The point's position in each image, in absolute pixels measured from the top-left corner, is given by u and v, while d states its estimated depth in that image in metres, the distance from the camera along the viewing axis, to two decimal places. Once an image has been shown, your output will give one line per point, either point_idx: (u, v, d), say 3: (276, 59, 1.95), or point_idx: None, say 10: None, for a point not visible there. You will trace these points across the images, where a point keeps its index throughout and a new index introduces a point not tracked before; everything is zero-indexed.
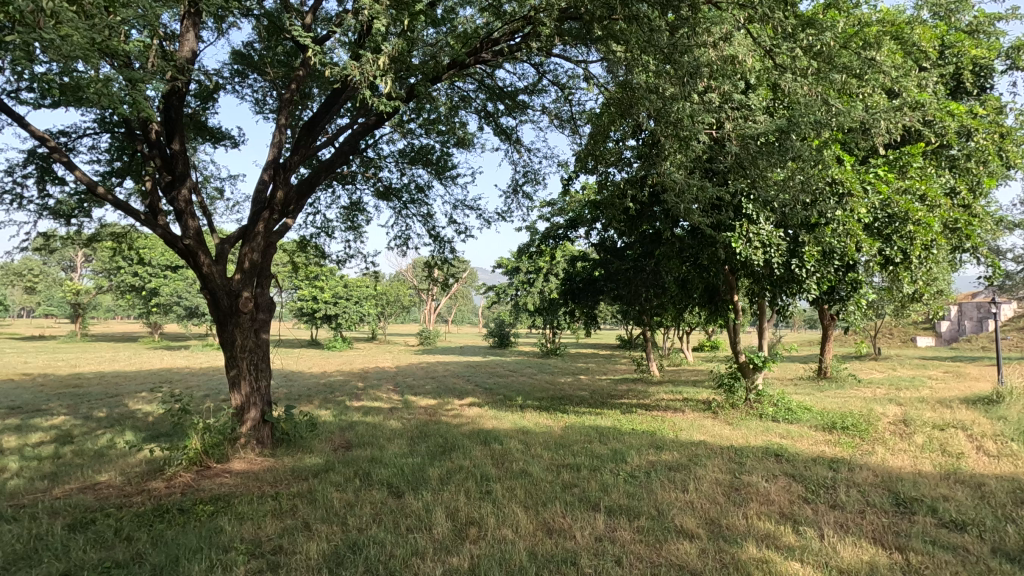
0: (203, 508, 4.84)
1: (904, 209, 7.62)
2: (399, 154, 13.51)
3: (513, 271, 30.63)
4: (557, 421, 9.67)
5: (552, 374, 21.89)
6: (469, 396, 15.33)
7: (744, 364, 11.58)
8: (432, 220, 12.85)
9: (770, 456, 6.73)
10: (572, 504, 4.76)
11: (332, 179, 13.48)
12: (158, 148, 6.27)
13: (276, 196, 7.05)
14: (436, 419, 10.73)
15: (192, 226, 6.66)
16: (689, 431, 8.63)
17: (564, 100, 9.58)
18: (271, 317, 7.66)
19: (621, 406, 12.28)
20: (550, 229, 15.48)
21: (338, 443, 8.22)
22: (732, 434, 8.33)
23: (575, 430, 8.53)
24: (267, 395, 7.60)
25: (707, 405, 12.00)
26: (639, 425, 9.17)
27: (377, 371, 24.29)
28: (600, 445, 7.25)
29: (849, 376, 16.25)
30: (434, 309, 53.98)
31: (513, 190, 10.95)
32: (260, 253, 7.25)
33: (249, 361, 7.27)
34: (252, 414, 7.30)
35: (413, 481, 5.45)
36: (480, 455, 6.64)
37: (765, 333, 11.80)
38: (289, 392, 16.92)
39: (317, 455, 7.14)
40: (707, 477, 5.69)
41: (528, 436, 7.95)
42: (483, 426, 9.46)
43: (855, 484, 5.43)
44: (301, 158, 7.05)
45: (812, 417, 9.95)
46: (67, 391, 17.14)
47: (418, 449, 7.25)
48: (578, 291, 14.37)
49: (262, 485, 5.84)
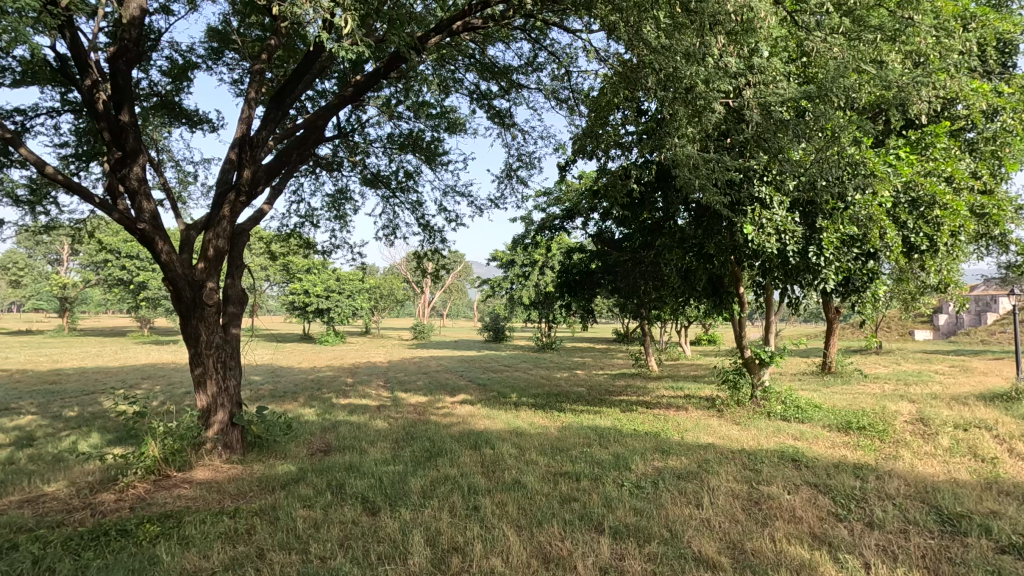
0: (146, 530, 4.20)
1: (930, 191, 7.00)
2: (388, 139, 12.84)
3: (509, 264, 29.97)
4: (554, 421, 9.06)
5: (548, 369, 21.28)
6: (462, 392, 14.70)
7: (750, 360, 11.03)
8: (422, 208, 12.20)
9: (788, 462, 6.14)
10: (572, 524, 4.15)
11: (316, 165, 12.79)
12: (106, 119, 5.56)
13: (243, 175, 6.19)
14: (425, 419, 10.10)
15: (148, 208, 5.93)
16: (695, 432, 8.05)
17: (562, 78, 8.92)
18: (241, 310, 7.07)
19: (621, 403, 11.66)
20: (546, 219, 14.83)
21: (316, 447, 7.57)
22: (741, 436, 7.75)
23: (574, 431, 7.92)
24: (237, 395, 6.96)
25: (710, 403, 11.43)
26: (641, 426, 8.56)
27: (368, 366, 23.67)
28: (600, 449, 6.65)
29: (855, 371, 15.76)
30: (429, 304, 53.35)
31: (507, 174, 10.30)
32: (225, 239, 6.51)
33: (215, 359, 6.62)
34: (219, 417, 6.66)
35: (392, 495, 4.83)
36: (469, 462, 6.02)
37: (772, 329, 11.20)
38: (274, 389, 16.24)
39: (290, 462, 6.50)
40: (722, 488, 5.09)
41: (522, 439, 7.32)
42: (474, 426, 8.83)
43: (887, 496, 4.85)
44: (271, 133, 6.32)
45: (823, 416, 9.38)
46: (41, 389, 16.37)
47: (402, 455, 6.61)
48: (575, 284, 13.73)
49: (223, 498, 5.21)
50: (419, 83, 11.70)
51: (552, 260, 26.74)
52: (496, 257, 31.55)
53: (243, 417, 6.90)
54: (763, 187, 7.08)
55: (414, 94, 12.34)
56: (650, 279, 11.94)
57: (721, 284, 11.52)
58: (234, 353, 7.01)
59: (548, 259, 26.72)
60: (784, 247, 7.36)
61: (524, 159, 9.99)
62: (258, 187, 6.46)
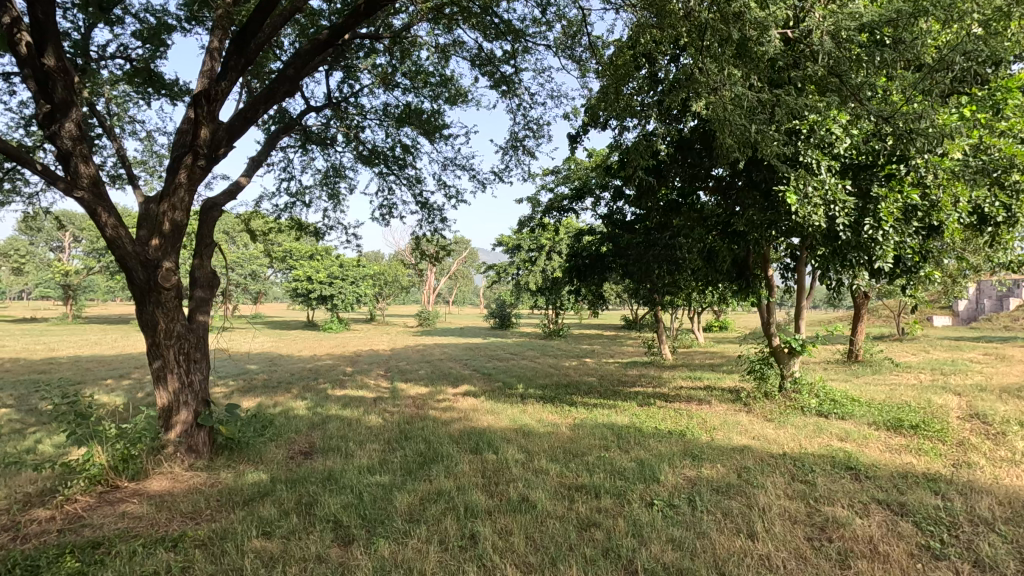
0: (57, 567, 3.34)
1: (1006, 153, 6.00)
2: (384, 111, 11.86)
3: (514, 249, 28.95)
4: (565, 417, 8.16)
5: (557, 357, 20.38)
6: (466, 383, 13.87)
7: (778, 348, 10.11)
8: (420, 185, 11.26)
9: (845, 472, 5.20)
10: (596, 563, 3.25)
11: (307, 140, 11.88)
12: (30, 65, 4.65)
13: (200, 134, 5.23)
14: (422, 415, 9.22)
15: (88, 171, 5.02)
16: (725, 431, 7.15)
17: (577, 32, 7.88)
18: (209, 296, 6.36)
19: (636, 395, 10.76)
20: (554, 200, 13.92)
21: (297, 449, 6.69)
22: (778, 436, 6.85)
23: (588, 431, 7.01)
24: (204, 391, 6.10)
25: (734, 396, 10.49)
26: (663, 423, 7.65)
27: (370, 355, 22.93)
28: (621, 455, 5.74)
29: (884, 359, 14.79)
30: (434, 291, 52.54)
31: (513, 144, 9.31)
32: (185, 212, 5.61)
33: (177, 350, 5.76)
34: (182, 416, 5.79)
35: (372, 518, 3.95)
36: (468, 471, 5.11)
37: (803, 315, 10.21)
38: (270, 378, 15.48)
39: (262, 469, 5.62)
40: (774, 508, 4.17)
41: (529, 441, 6.42)
42: (476, 424, 7.93)
43: (983, 521, 3.92)
44: (233, 85, 5.34)
45: (865, 411, 8.44)
46: (28, 379, 15.72)
47: (390, 461, 5.71)
48: (585, 269, 12.78)
49: (173, 518, 4.35)
50: (416, 47, 10.66)
51: (559, 244, 25.74)
52: (501, 242, 30.57)
53: (211, 416, 6.04)
54: (810, 150, 6.14)
55: (411, 60, 11.31)
56: (664, 263, 10.60)
57: (745, 266, 10.55)
58: (201, 345, 6.15)
59: (556, 243, 25.73)
60: (833, 221, 6.40)
61: (532, 128, 9.01)
62: (220, 149, 5.52)
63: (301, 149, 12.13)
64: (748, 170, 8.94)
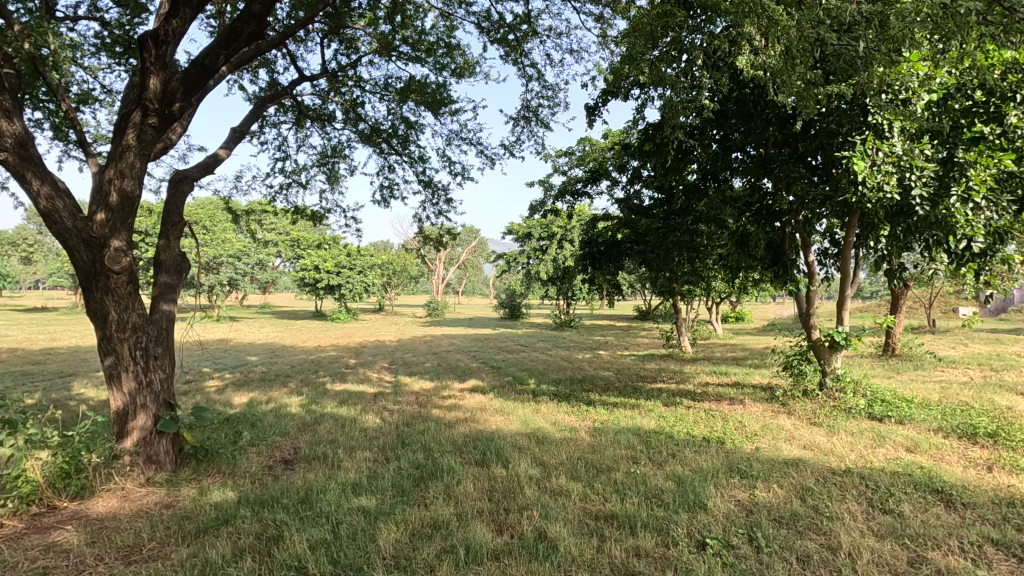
0: None
1: None
2: (385, 84, 10.92)
3: (525, 238, 27.88)
4: (584, 420, 7.24)
5: (570, 349, 19.47)
6: (474, 377, 13.02)
7: (817, 342, 9.14)
8: (423, 163, 10.36)
9: (933, 497, 4.24)
10: None
11: (302, 117, 11.01)
12: None
13: (149, 85, 4.31)
14: (425, 414, 8.36)
15: (11, 130, 4.19)
16: (770, 439, 6.20)
17: None
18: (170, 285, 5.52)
19: (659, 393, 9.84)
20: (567, 184, 13.01)
21: (277, 458, 5.85)
22: (833, 445, 5.91)
23: (611, 438, 6.10)
24: (167, 392, 5.25)
25: (768, 394, 9.51)
26: (696, 428, 6.72)
27: (375, 346, 22.11)
28: (654, 471, 4.84)
29: (923, 353, 13.72)
30: (442, 281, 51.68)
31: (525, 114, 8.36)
32: (137, 181, 4.71)
33: (133, 344, 4.92)
34: (139, 422, 4.95)
35: (344, 565, 3.08)
36: (472, 493, 4.24)
37: (846, 305, 9.17)
38: (268, 371, 14.72)
39: (230, 485, 4.78)
40: (866, 552, 3.25)
41: (544, 451, 5.51)
42: (483, 426, 7.05)
43: None
44: (186, 23, 4.35)
45: (925, 413, 7.44)
46: (17, 370, 15.06)
47: (381, 476, 4.84)
48: (601, 256, 11.83)
49: (105, 555, 3.51)
50: (419, 10, 9.69)
51: (571, 232, 24.80)
52: (511, 230, 29.57)
53: (176, 421, 5.19)
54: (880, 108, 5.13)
55: (413, 27, 10.35)
56: (684, 251, 10.56)
57: (780, 252, 9.47)
58: (163, 338, 5.30)
59: (568, 231, 24.80)
60: (908, 194, 5.39)
61: (548, 96, 8.07)
62: (176, 104, 4.56)
63: (297, 127, 11.28)
64: (791, 141, 7.95)
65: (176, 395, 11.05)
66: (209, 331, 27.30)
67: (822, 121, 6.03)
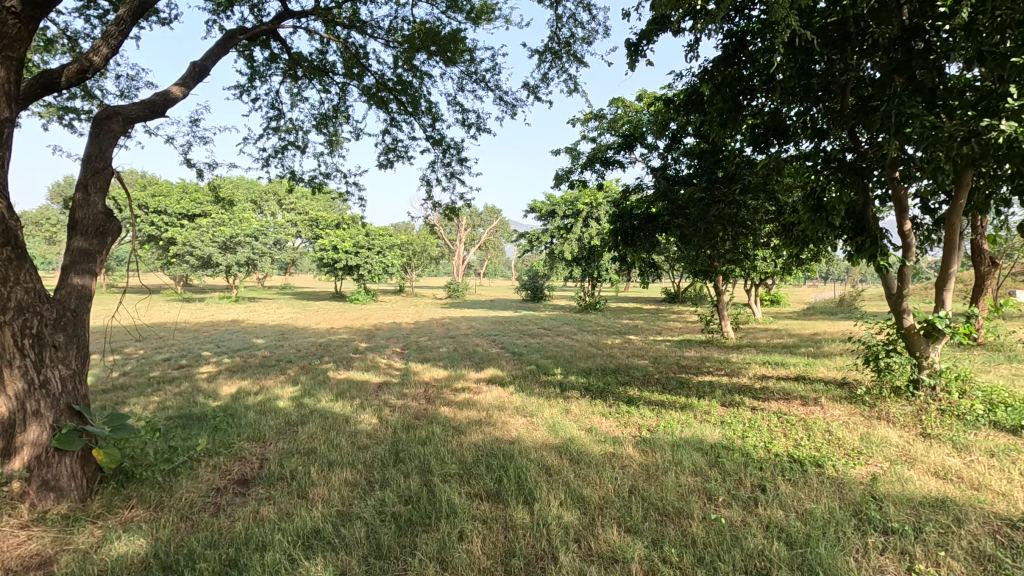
0: None
1: None
2: (393, 29, 9.43)
3: (548, 216, 26.29)
4: (626, 428, 5.77)
5: (597, 334, 17.90)
6: (492, 365, 11.63)
7: (911, 330, 7.42)
8: (433, 118, 8.85)
9: None
10: None
11: (297, 68, 9.57)
12: None
13: None
14: (430, 413, 6.96)
15: None
16: (879, 461, 4.65)
17: None
18: (77, 260, 4.14)
19: (710, 388, 8.29)
20: (595, 150, 11.39)
21: (234, 476, 4.53)
22: (976, 471, 4.33)
23: (668, 455, 4.64)
24: (72, 394, 3.92)
25: (846, 393, 7.85)
26: (773, 442, 5.20)
27: (389, 329, 20.93)
28: (743, 517, 3.37)
29: (1015, 343, 11.75)
30: (463, 263, 50.35)
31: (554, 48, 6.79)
32: (5, 99, 3.37)
33: (20, 329, 3.56)
34: (29, 433, 3.61)
35: None
36: (477, 559, 2.81)
37: (948, 285, 7.40)
38: (270, 356, 13.56)
39: (148, 525, 3.45)
40: None
41: (580, 477, 4.07)
42: (500, 433, 5.64)
43: None
44: None
45: None
46: None
47: (354, 517, 3.46)
48: (635, 231, 10.26)
49: None
50: None
51: (597, 210, 23.35)
52: (534, 208, 28.01)
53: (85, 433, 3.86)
54: None
55: None
56: (734, 225, 9.00)
57: (864, 221, 7.67)
58: (66, 322, 3.96)
59: (594, 208, 23.35)
60: None
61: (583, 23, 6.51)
62: None
63: (291, 82, 9.87)
64: (904, 68, 5.74)
65: (162, 383, 9.92)
66: (223, 312, 26.50)
67: (987, 12, 4.68)
